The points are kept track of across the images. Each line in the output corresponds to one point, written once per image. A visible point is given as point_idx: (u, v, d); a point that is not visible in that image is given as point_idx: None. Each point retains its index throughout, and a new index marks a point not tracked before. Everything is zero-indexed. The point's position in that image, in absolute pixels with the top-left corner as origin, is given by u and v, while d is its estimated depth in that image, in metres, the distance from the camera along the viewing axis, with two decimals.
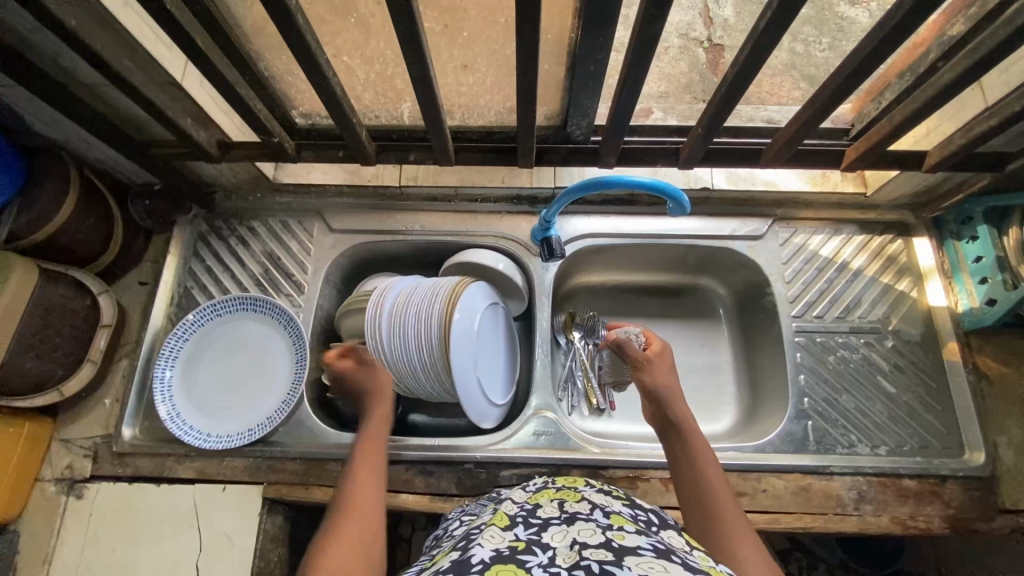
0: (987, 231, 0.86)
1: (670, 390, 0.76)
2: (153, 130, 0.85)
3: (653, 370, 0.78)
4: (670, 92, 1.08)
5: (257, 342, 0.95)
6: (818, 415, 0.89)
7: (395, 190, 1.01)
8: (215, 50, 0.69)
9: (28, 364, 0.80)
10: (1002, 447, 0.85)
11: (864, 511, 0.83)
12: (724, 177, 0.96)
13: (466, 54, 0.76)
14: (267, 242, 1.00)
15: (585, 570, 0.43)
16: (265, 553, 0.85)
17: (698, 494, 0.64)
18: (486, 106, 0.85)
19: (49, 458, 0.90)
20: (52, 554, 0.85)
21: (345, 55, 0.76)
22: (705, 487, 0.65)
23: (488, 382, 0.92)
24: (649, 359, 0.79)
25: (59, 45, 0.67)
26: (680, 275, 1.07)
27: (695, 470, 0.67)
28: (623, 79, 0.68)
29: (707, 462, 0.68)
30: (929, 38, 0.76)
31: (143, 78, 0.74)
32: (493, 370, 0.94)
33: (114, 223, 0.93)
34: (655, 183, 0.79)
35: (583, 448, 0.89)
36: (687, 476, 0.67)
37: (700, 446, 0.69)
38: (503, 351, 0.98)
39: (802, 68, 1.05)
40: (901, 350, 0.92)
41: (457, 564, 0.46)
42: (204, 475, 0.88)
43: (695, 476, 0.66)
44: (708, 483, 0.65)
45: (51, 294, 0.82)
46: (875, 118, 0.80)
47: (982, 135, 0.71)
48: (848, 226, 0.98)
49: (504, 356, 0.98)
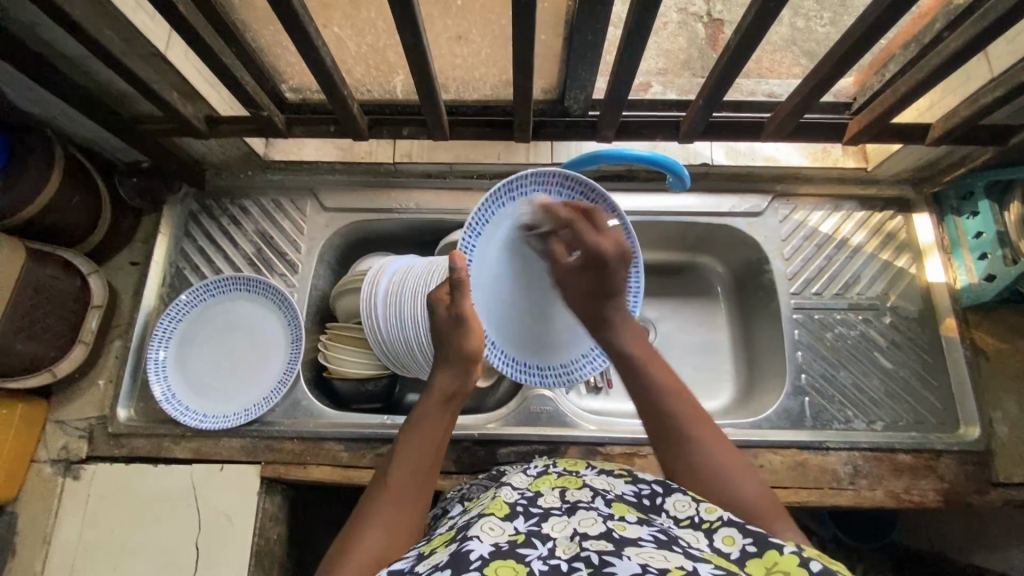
0: (988, 206, 0.85)
1: (617, 310, 0.72)
2: (137, 104, 0.83)
3: (570, 286, 0.73)
4: (668, 68, 1.06)
5: (256, 320, 0.94)
6: (815, 392, 0.89)
7: (389, 167, 0.99)
8: (199, 19, 0.67)
9: (19, 345, 0.79)
10: (997, 421, 0.86)
11: (859, 485, 0.84)
12: (724, 152, 0.95)
13: (460, 24, 0.74)
14: (260, 221, 0.98)
15: (585, 562, 0.43)
16: (263, 531, 0.85)
17: (685, 452, 0.62)
18: (481, 80, 0.84)
19: (44, 440, 0.90)
20: (51, 535, 0.85)
21: (334, 26, 0.74)
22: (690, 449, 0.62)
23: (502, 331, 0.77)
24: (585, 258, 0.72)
25: (37, 13, 0.64)
26: (680, 252, 1.05)
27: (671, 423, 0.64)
28: (623, 49, 0.66)
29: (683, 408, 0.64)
30: (933, 8, 0.74)
31: (126, 48, 0.72)
32: (530, 330, 0.79)
33: (103, 200, 0.91)
34: (653, 157, 0.77)
35: (580, 425, 0.89)
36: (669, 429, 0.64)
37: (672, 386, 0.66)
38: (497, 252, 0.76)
39: (802, 42, 1.01)
40: (899, 326, 0.92)
41: (455, 560, 0.45)
42: (201, 455, 0.88)
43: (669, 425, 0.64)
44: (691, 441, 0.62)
45: (40, 274, 0.81)
46: (879, 90, 0.78)
47: (987, 107, 0.70)
48: (849, 202, 0.97)
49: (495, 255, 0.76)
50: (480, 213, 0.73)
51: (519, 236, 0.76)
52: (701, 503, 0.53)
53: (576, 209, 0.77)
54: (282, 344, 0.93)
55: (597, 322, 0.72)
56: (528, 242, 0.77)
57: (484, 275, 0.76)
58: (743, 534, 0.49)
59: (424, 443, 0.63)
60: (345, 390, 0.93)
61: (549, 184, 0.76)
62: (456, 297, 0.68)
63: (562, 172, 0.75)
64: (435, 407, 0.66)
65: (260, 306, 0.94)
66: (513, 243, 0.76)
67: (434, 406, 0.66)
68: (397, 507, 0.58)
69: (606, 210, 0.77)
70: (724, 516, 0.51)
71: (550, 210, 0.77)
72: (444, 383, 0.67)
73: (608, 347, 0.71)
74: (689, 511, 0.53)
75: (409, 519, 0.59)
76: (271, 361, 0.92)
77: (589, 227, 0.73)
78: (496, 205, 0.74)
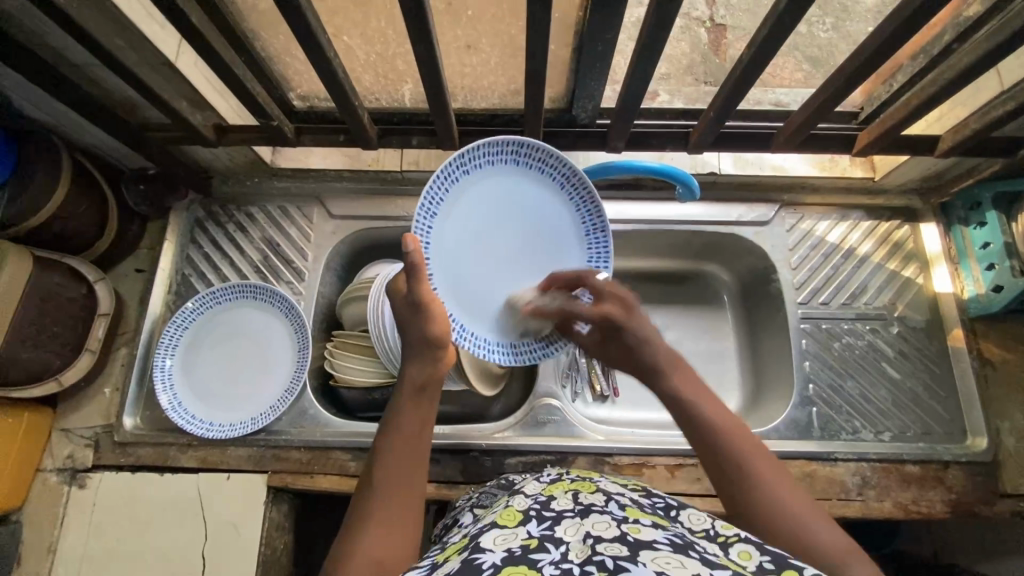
0: (996, 217, 0.85)
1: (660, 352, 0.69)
2: (145, 111, 0.83)
3: (606, 355, 0.74)
4: (671, 74, 1.06)
5: (260, 328, 0.94)
6: (823, 402, 0.89)
7: (397, 175, 0.99)
8: (211, 29, 0.67)
9: (25, 354, 0.79)
10: (1004, 432, 0.86)
11: (867, 496, 0.84)
12: (732, 161, 0.96)
13: (470, 34, 0.74)
14: (266, 228, 0.98)
15: (598, 565, 0.43)
16: (270, 541, 0.85)
17: (740, 477, 0.58)
18: (489, 88, 0.83)
19: (50, 448, 0.89)
20: (56, 544, 0.85)
21: (345, 35, 0.74)
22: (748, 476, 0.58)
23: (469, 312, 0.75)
24: (600, 331, 0.73)
25: (48, 23, 0.64)
26: (685, 261, 1.05)
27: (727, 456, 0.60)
28: (636, 60, 0.66)
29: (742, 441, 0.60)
30: (942, 20, 0.72)
31: (136, 58, 0.71)
32: (498, 308, 0.76)
33: (109, 207, 0.91)
34: (663, 168, 0.77)
35: (588, 436, 0.89)
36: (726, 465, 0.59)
37: (729, 422, 0.62)
38: (450, 231, 0.74)
39: (805, 48, 1.00)
40: (907, 337, 0.92)
41: (467, 569, 0.45)
42: (208, 464, 0.87)
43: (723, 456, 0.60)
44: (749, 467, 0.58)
45: (47, 283, 0.81)
46: (887, 102, 0.79)
47: (998, 120, 0.70)
48: (856, 211, 0.97)
49: (447, 233, 0.73)
50: (435, 188, 0.71)
51: (475, 212, 0.75)
52: (715, 520, 0.53)
53: (537, 176, 0.76)
54: (288, 352, 0.93)
55: (645, 373, 0.70)
56: (488, 218, 0.75)
57: (443, 256, 0.73)
58: (760, 551, 0.48)
59: (402, 438, 0.62)
60: (352, 398, 0.92)
61: (495, 155, 0.74)
62: (412, 285, 0.64)
63: (515, 142, 0.74)
64: (410, 404, 0.64)
65: (266, 313, 0.94)
66: (473, 220, 0.75)
67: (409, 403, 0.64)
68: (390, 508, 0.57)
69: (567, 178, 0.76)
70: (741, 533, 0.51)
71: (507, 179, 0.75)
72: (413, 373, 0.65)
73: (661, 392, 0.67)
74: (705, 525, 0.53)
75: (405, 517, 0.57)
76: (277, 369, 0.92)
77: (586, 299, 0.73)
78: (450, 182, 0.72)
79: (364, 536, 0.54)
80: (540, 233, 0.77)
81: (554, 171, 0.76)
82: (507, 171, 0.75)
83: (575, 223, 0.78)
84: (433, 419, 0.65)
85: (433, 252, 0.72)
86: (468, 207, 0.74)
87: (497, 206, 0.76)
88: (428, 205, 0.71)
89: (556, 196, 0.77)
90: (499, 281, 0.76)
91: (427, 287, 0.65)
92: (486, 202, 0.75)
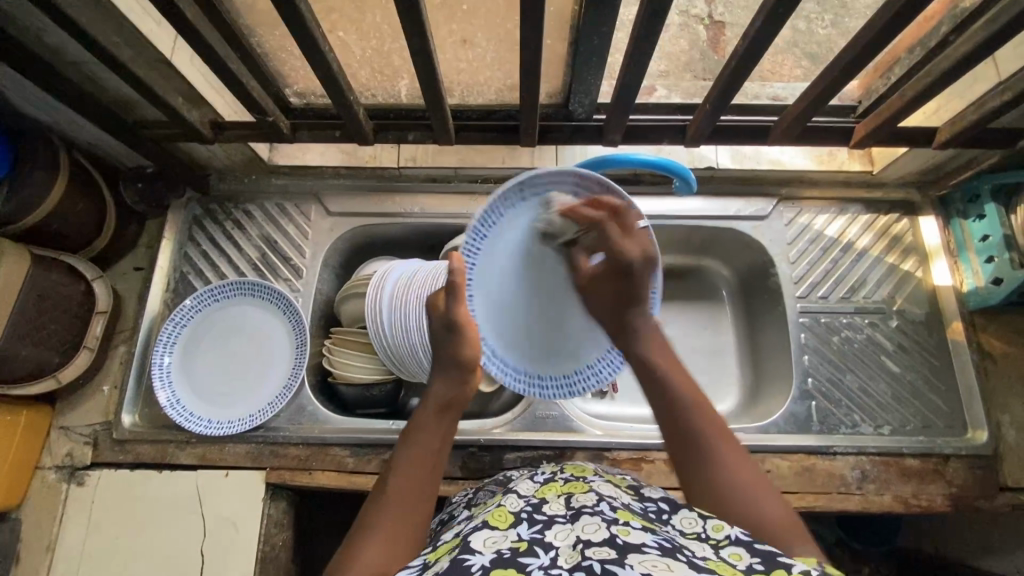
0: (995, 209, 0.85)
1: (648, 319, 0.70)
2: (142, 109, 0.83)
3: (597, 295, 0.71)
4: (669, 71, 1.05)
5: (263, 326, 0.94)
6: (822, 396, 0.89)
7: (394, 172, 0.99)
8: (206, 25, 0.67)
9: (23, 351, 0.79)
10: (1004, 426, 0.86)
11: (867, 489, 0.84)
12: (729, 156, 0.95)
13: (465, 29, 0.74)
14: (264, 225, 0.98)
15: (586, 570, 0.43)
16: (269, 538, 0.85)
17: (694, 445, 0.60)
18: (485, 84, 0.83)
19: (49, 446, 0.89)
20: (56, 541, 0.85)
21: (340, 31, 0.74)
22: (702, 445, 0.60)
23: (500, 339, 0.72)
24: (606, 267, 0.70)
25: (43, 20, 0.64)
26: (684, 256, 1.05)
27: (690, 429, 0.61)
28: (631, 53, 0.66)
29: (716, 433, 0.61)
30: (937, 12, 0.73)
31: (131, 54, 0.72)
32: (533, 343, 0.74)
33: (108, 205, 0.91)
34: (661, 161, 0.77)
35: (586, 431, 0.88)
36: (688, 436, 0.61)
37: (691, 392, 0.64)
38: (501, 261, 0.70)
39: (803, 44, 0.98)
40: (905, 330, 0.91)
41: (454, 571, 0.45)
42: (206, 461, 0.88)
43: (682, 424, 0.62)
44: (715, 459, 0.59)
45: (46, 281, 0.81)
46: (885, 94, 0.78)
47: (994, 111, 0.70)
48: (854, 205, 0.97)
49: (496, 264, 0.70)
50: (488, 212, 0.67)
51: (528, 241, 0.70)
52: (707, 520, 0.53)
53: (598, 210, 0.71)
54: (288, 350, 0.93)
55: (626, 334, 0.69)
56: (541, 249, 0.71)
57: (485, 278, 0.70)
58: (751, 553, 0.47)
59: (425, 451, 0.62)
60: (350, 395, 0.92)
61: (562, 183, 0.68)
62: (450, 304, 0.66)
63: (585, 174, 0.67)
64: (432, 418, 0.64)
65: (265, 309, 0.94)
66: (524, 248, 0.70)
67: (431, 418, 0.64)
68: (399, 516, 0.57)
69: None
70: (732, 535, 0.50)
71: (564, 211, 0.71)
72: (442, 391, 0.66)
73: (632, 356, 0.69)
74: (696, 528, 0.52)
75: (412, 526, 0.57)
76: (277, 366, 0.92)
77: (616, 229, 0.68)
78: (507, 206, 0.68)
79: (369, 541, 0.54)
80: (594, 269, 0.72)
81: (625, 209, 0.70)
82: (568, 203, 0.69)
83: None
84: (452, 435, 0.65)
85: (476, 276, 0.70)
86: (519, 235, 0.70)
87: (550, 241, 0.71)
88: (483, 228, 0.68)
89: None
90: (541, 315, 0.73)
91: (462, 306, 0.66)
92: (541, 234, 0.70)
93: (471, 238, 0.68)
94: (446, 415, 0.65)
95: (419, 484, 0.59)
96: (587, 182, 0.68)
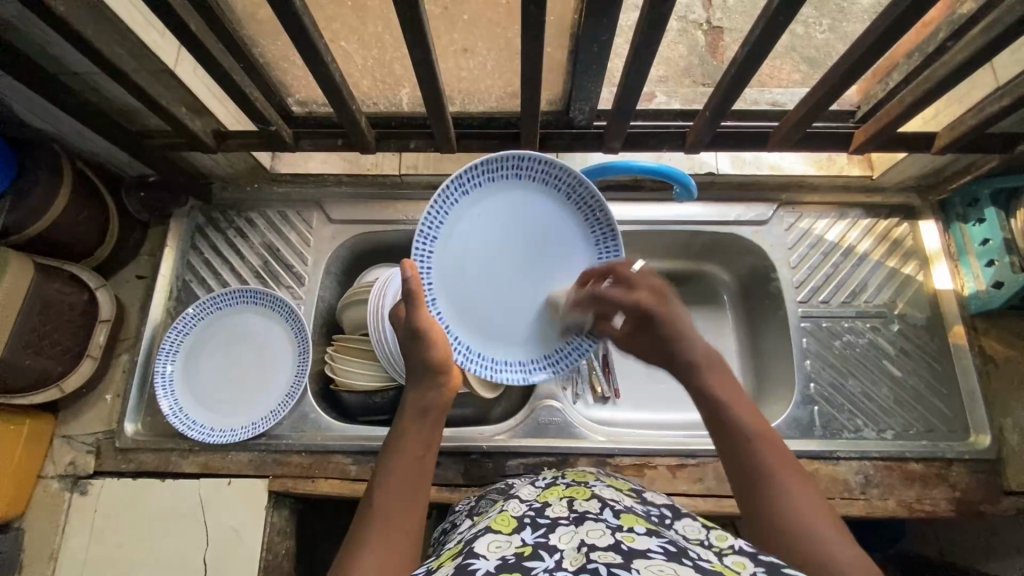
0: (994, 213, 0.86)
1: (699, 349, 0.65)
2: (145, 119, 0.84)
3: (636, 348, 0.71)
4: (669, 76, 1.05)
5: (266, 334, 0.94)
6: (825, 401, 0.89)
7: (395, 179, 0.99)
8: (209, 36, 0.67)
9: (26, 360, 0.79)
10: (1008, 429, 0.86)
11: (870, 494, 0.83)
12: (729, 162, 0.96)
13: (466, 38, 0.75)
14: (266, 233, 0.99)
15: (592, 572, 0.43)
16: (272, 546, 0.85)
17: (755, 471, 0.54)
18: (486, 92, 0.84)
19: (51, 455, 0.89)
20: (59, 550, 0.85)
21: (342, 40, 0.74)
22: (764, 472, 0.54)
23: (469, 331, 0.78)
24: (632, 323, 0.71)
25: (48, 32, 0.65)
26: (685, 261, 1.05)
27: (751, 454, 0.55)
28: (631, 61, 0.66)
29: (775, 451, 0.55)
30: (936, 18, 0.74)
31: (135, 65, 0.72)
32: (503, 330, 0.79)
33: (111, 214, 0.92)
34: (660, 168, 0.77)
35: (589, 437, 0.88)
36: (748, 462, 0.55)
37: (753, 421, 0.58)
38: (452, 257, 0.77)
39: (802, 50, 1.00)
40: (907, 335, 0.91)
41: (460, 574, 0.45)
42: (209, 469, 0.88)
43: (742, 448, 0.56)
44: (781, 489, 0.52)
45: (48, 290, 0.81)
46: (883, 100, 0.79)
47: (993, 116, 0.70)
48: (854, 210, 0.97)
49: (448, 259, 0.76)
50: (433, 211, 0.74)
51: (475, 234, 0.77)
52: (711, 530, 0.52)
53: (541, 190, 0.78)
54: (290, 357, 0.93)
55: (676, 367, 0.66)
56: (490, 238, 0.78)
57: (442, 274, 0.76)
58: (754, 562, 0.46)
59: (412, 458, 0.61)
60: (352, 402, 0.92)
61: (500, 170, 0.76)
62: (410, 311, 0.66)
63: (516, 155, 0.75)
64: (414, 421, 0.64)
65: (267, 316, 0.94)
66: (473, 240, 0.77)
67: (413, 425, 0.64)
68: (391, 527, 0.55)
69: (572, 187, 0.77)
70: (735, 545, 0.49)
71: (509, 197, 0.77)
72: (424, 397, 0.66)
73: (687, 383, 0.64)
74: (700, 535, 0.52)
75: (406, 537, 0.55)
76: (280, 374, 0.92)
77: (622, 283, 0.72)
78: (450, 205, 0.75)
79: (362, 555, 0.52)
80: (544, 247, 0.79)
81: (563, 184, 0.77)
82: (508, 188, 0.77)
83: (584, 235, 0.79)
84: (438, 437, 0.65)
85: (433, 276, 0.76)
86: (466, 229, 0.77)
87: (498, 228, 0.78)
88: (433, 228, 0.75)
89: (566, 213, 0.78)
90: (507, 300, 0.78)
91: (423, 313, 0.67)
92: (487, 224, 0.77)
93: (421, 239, 0.75)
94: (429, 421, 0.65)
95: (409, 492, 0.58)
96: (523, 162, 0.76)
